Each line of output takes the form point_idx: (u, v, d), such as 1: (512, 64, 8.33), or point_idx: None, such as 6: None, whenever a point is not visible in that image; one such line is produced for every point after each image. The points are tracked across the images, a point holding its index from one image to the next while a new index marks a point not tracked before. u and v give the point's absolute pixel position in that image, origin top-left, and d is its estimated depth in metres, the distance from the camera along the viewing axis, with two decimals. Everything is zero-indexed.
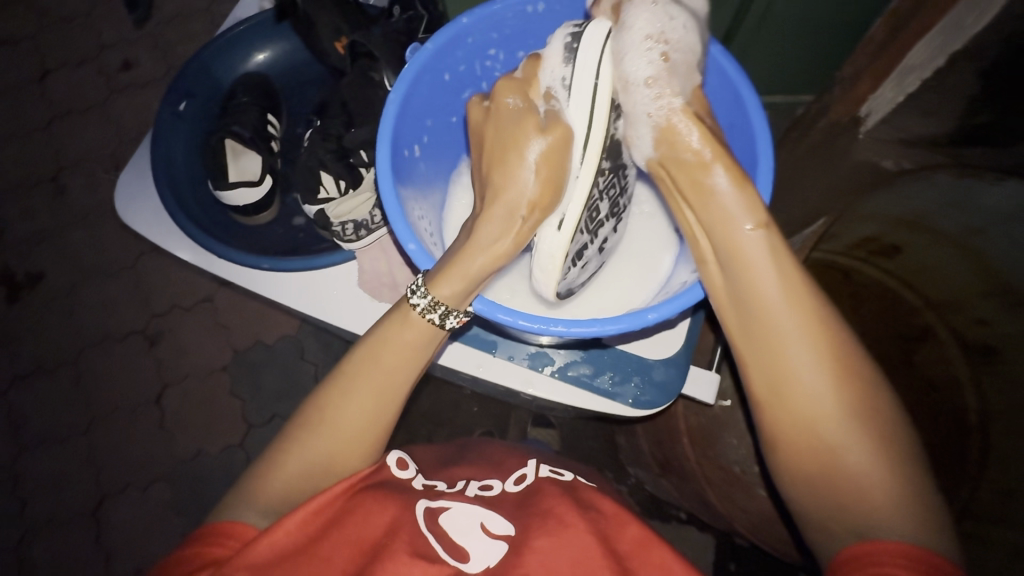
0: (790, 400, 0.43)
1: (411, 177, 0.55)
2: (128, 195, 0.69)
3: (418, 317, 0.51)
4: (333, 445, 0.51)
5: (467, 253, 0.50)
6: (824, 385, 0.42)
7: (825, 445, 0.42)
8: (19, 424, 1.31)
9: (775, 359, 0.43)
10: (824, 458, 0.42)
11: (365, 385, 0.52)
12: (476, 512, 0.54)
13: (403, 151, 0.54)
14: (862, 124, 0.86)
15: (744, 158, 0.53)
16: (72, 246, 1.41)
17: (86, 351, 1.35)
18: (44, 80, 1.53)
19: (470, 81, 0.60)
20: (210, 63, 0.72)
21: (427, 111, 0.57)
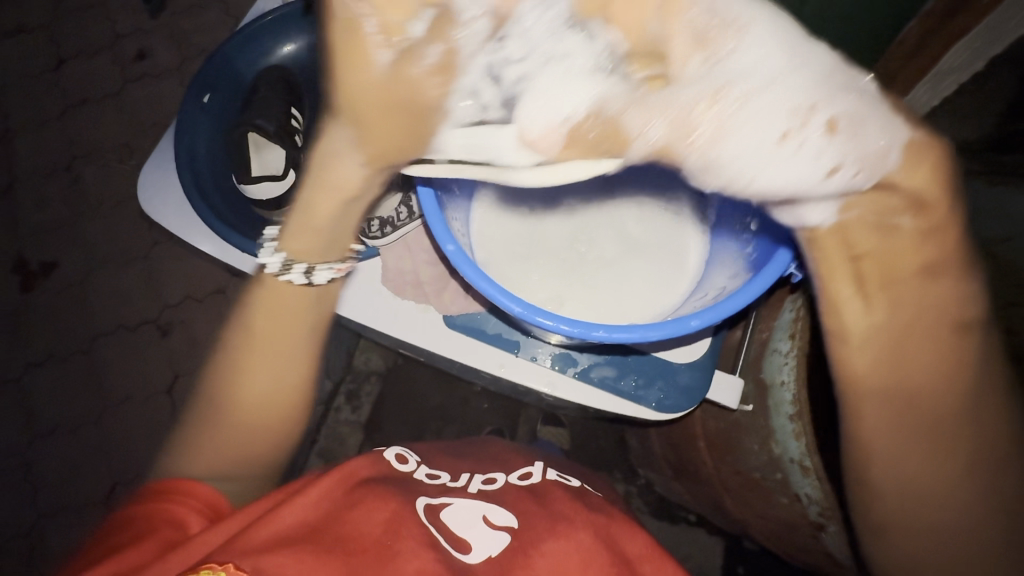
0: (917, 433, 0.57)
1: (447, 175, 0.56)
2: (151, 187, 0.69)
3: (284, 283, 0.60)
4: (250, 399, 0.62)
5: (312, 196, 0.54)
6: (940, 425, 0.57)
7: (926, 475, 0.57)
8: (32, 411, 1.32)
9: (909, 406, 0.58)
10: (924, 485, 0.57)
11: (261, 345, 0.62)
12: (479, 506, 0.55)
13: None
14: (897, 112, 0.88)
15: None
16: (86, 235, 1.41)
17: (99, 340, 1.36)
18: (60, 68, 1.53)
19: None
20: (233, 55, 0.71)
21: None
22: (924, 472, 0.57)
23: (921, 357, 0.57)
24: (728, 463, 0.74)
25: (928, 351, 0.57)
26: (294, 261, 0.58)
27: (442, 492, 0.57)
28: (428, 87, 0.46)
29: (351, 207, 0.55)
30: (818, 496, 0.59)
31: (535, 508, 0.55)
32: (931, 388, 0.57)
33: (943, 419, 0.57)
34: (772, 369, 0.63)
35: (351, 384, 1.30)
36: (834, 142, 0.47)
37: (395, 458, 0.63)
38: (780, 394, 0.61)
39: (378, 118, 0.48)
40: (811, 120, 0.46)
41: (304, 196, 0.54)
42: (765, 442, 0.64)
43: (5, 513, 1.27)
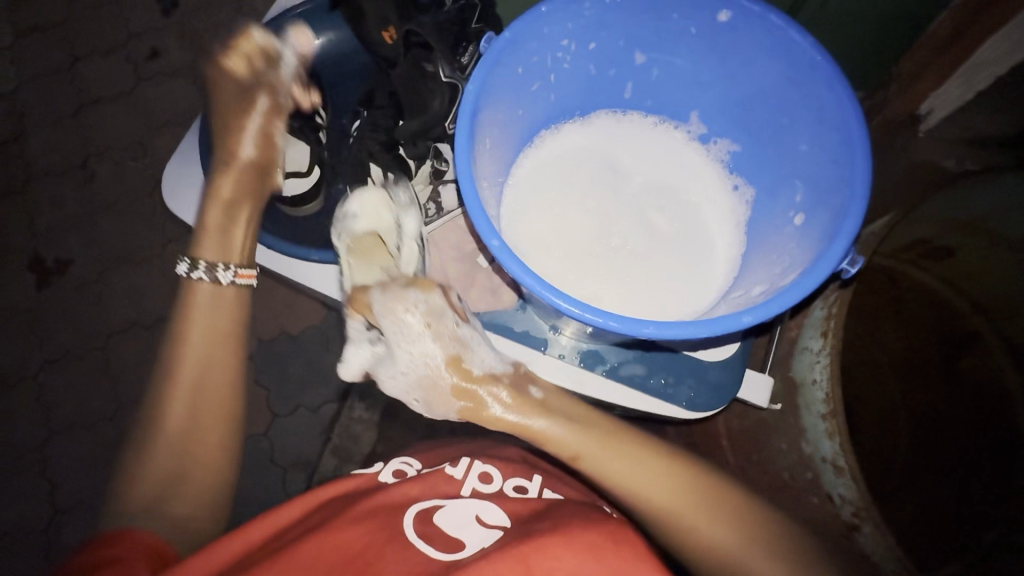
0: (674, 515, 0.52)
1: (488, 170, 0.46)
2: (174, 182, 0.68)
3: (199, 283, 0.63)
4: (175, 438, 0.59)
5: (212, 208, 0.63)
6: (655, 506, 0.53)
7: (719, 534, 0.51)
8: (50, 407, 1.33)
9: (625, 489, 0.53)
10: (707, 549, 0.51)
11: (183, 373, 0.60)
12: (473, 505, 0.55)
13: (480, 148, 0.45)
14: (921, 122, 0.78)
15: (829, 163, 0.43)
16: (101, 232, 1.42)
17: (115, 337, 1.36)
18: (74, 66, 1.54)
19: (537, 73, 0.48)
20: None
21: (500, 105, 0.46)
22: (704, 542, 0.51)
23: (632, 465, 0.54)
24: (753, 462, 0.73)
25: (621, 455, 0.54)
26: (198, 260, 0.62)
27: (437, 488, 0.56)
28: (262, 125, 0.66)
29: (248, 204, 0.64)
30: (853, 496, 0.58)
31: (525, 516, 0.53)
32: (656, 480, 0.53)
33: (687, 491, 0.53)
34: (801, 368, 0.62)
35: (364, 382, 1.30)
36: (535, 433, 0.55)
37: (391, 474, 0.62)
38: (812, 393, 0.60)
39: (235, 117, 0.66)
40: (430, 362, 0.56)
41: (206, 220, 0.63)
42: (794, 440, 0.63)
43: (21, 508, 1.28)
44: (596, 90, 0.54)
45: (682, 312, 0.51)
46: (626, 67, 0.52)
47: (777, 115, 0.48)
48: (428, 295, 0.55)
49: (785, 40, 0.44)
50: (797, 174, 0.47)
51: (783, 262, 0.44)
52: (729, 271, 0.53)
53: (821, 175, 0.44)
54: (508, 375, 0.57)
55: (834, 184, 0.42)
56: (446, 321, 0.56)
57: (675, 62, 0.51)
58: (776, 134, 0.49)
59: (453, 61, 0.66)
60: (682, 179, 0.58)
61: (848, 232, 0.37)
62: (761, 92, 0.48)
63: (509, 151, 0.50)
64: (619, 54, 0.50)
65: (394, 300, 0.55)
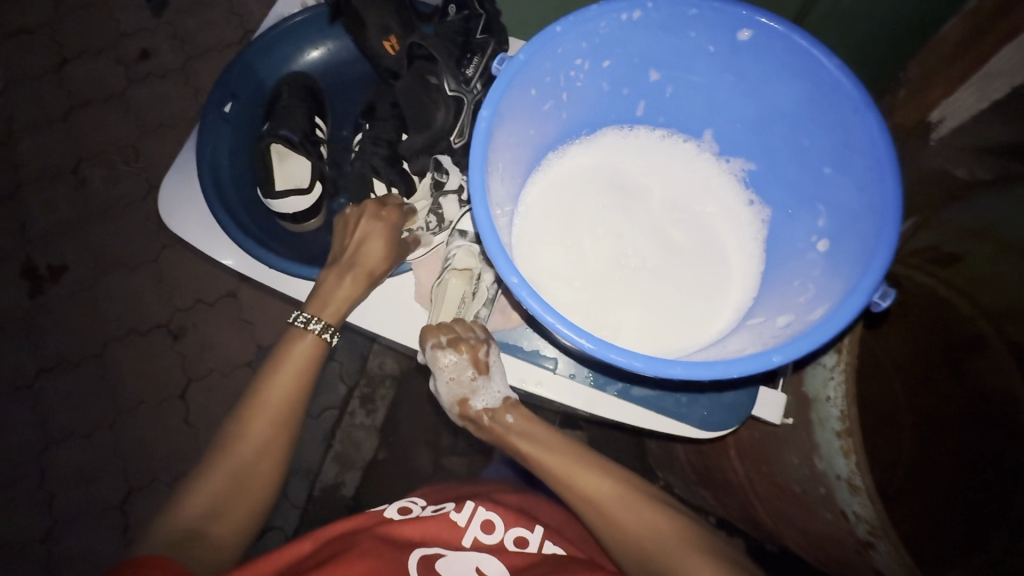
0: (604, 508, 0.55)
1: (501, 195, 0.46)
2: (173, 198, 0.66)
3: (307, 333, 0.60)
4: (236, 468, 0.57)
5: (337, 277, 0.59)
6: (592, 498, 0.56)
7: (646, 531, 0.54)
8: (46, 416, 1.31)
9: (567, 482, 0.57)
10: (632, 543, 0.54)
11: (269, 411, 0.58)
12: (473, 555, 0.58)
13: (494, 173, 0.44)
14: (933, 130, 0.78)
15: (855, 189, 0.43)
16: (95, 238, 1.39)
17: (111, 344, 1.34)
18: (63, 68, 1.51)
19: (550, 92, 0.47)
20: (253, 62, 0.69)
21: (513, 127, 0.45)
22: (634, 538, 0.54)
23: (578, 465, 0.57)
24: (763, 473, 0.73)
25: (567, 453, 0.58)
26: (320, 320, 0.59)
27: (439, 535, 0.60)
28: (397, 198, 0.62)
29: (363, 271, 0.59)
30: (869, 515, 0.57)
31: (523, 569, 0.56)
32: (598, 476, 0.57)
33: (622, 492, 0.56)
34: (815, 384, 0.61)
35: (365, 389, 1.28)
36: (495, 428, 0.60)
37: (396, 509, 0.65)
38: (826, 409, 0.59)
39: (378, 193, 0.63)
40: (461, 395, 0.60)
41: (325, 281, 0.60)
42: (807, 456, 0.63)
43: (20, 520, 1.26)
44: (607, 108, 0.54)
45: (702, 335, 0.51)
46: (641, 84, 0.51)
47: (798, 135, 0.48)
48: (460, 356, 0.56)
49: (807, 59, 0.42)
50: (820, 197, 0.47)
51: (808, 290, 0.44)
52: (746, 289, 0.53)
53: (846, 200, 0.44)
54: (499, 407, 0.60)
55: (862, 211, 0.42)
56: (465, 374, 0.57)
57: (691, 79, 0.50)
58: (798, 154, 0.49)
59: (458, 72, 0.62)
60: (697, 194, 0.57)
61: (881, 263, 0.38)
62: (778, 112, 0.48)
63: (519, 170, 0.50)
64: (632, 72, 0.50)
65: (438, 351, 0.56)
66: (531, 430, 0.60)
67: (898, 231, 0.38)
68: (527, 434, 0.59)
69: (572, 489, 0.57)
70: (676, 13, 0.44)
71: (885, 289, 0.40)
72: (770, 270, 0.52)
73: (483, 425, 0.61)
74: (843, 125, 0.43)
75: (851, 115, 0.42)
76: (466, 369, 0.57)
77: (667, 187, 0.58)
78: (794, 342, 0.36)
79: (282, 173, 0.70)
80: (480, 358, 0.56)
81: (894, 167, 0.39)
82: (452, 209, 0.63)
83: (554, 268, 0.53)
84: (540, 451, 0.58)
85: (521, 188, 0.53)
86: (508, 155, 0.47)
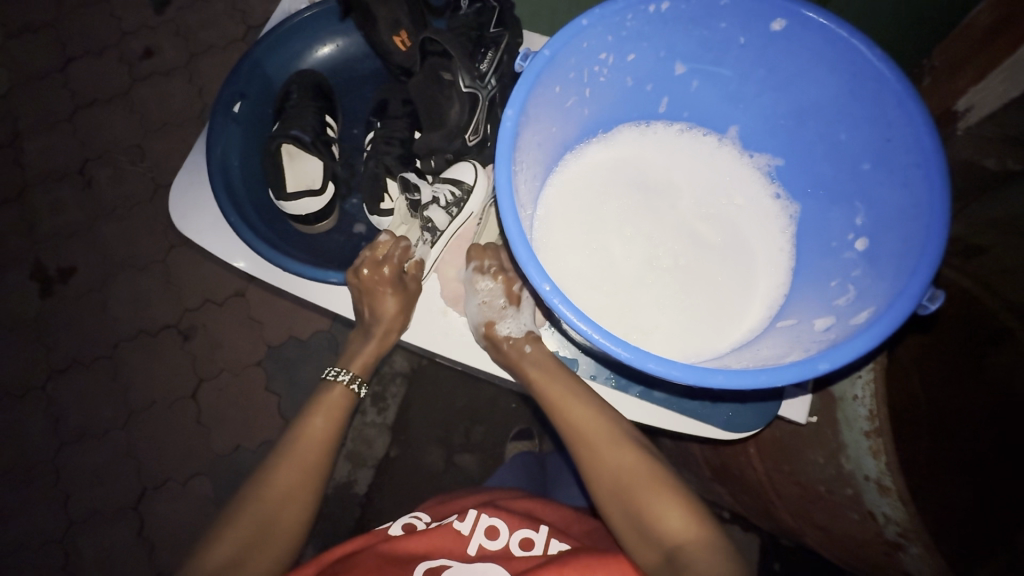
0: (590, 442, 0.56)
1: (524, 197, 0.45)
2: (183, 200, 0.65)
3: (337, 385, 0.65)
4: (263, 512, 0.58)
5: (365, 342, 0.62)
6: (580, 430, 0.56)
7: (623, 463, 0.56)
8: (58, 418, 1.31)
9: (557, 412, 0.56)
10: (609, 471, 0.56)
11: (296, 456, 0.61)
12: (477, 566, 0.57)
13: (518, 175, 0.43)
14: (959, 118, 0.76)
15: (895, 187, 0.42)
16: (102, 239, 1.39)
17: (121, 345, 1.34)
18: (66, 68, 1.50)
19: (573, 88, 0.46)
20: (263, 60, 0.67)
21: (536, 126, 0.44)
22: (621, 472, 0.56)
23: (576, 399, 0.56)
24: (784, 472, 0.72)
25: (558, 381, 0.56)
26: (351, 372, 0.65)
27: (443, 545, 0.59)
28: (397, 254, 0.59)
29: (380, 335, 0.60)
30: (900, 517, 0.56)
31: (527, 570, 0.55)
32: (587, 411, 0.56)
33: (608, 422, 0.56)
34: (844, 384, 0.60)
35: (376, 387, 1.27)
36: (508, 349, 0.57)
37: (399, 526, 0.63)
38: (853, 409, 0.58)
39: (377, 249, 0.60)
40: (483, 313, 0.58)
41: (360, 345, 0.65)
42: (833, 456, 0.61)
43: (36, 521, 1.27)
44: (631, 104, 0.52)
45: (733, 335, 0.51)
46: (666, 79, 0.50)
47: (833, 129, 0.46)
48: (499, 281, 0.59)
49: (845, 50, 0.41)
50: (856, 194, 0.46)
51: (848, 291, 0.43)
52: (776, 286, 0.53)
53: (883, 197, 0.43)
54: (522, 337, 0.58)
55: (906, 211, 0.41)
56: (497, 299, 0.58)
57: (717, 72, 0.49)
58: (832, 149, 0.47)
59: (472, 67, 0.61)
60: (723, 189, 0.56)
61: (929, 265, 0.37)
62: (812, 105, 0.47)
63: (541, 170, 0.49)
64: (657, 67, 0.48)
65: (481, 268, 0.59)
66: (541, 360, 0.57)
67: (944, 230, 0.37)
68: (543, 365, 0.57)
69: (560, 417, 0.56)
70: (708, 3, 0.42)
71: (933, 292, 0.39)
72: (802, 267, 0.51)
73: (499, 350, 0.57)
74: (883, 119, 0.41)
75: (892, 109, 0.41)
76: (504, 293, 0.59)
77: (689, 184, 0.57)
78: (838, 350, 0.36)
79: (293, 173, 0.68)
80: (514, 289, 0.59)
81: (940, 164, 0.38)
82: (445, 219, 0.61)
83: (579, 268, 0.52)
84: (542, 377, 0.56)
85: (541, 188, 0.52)
86: (531, 155, 0.46)
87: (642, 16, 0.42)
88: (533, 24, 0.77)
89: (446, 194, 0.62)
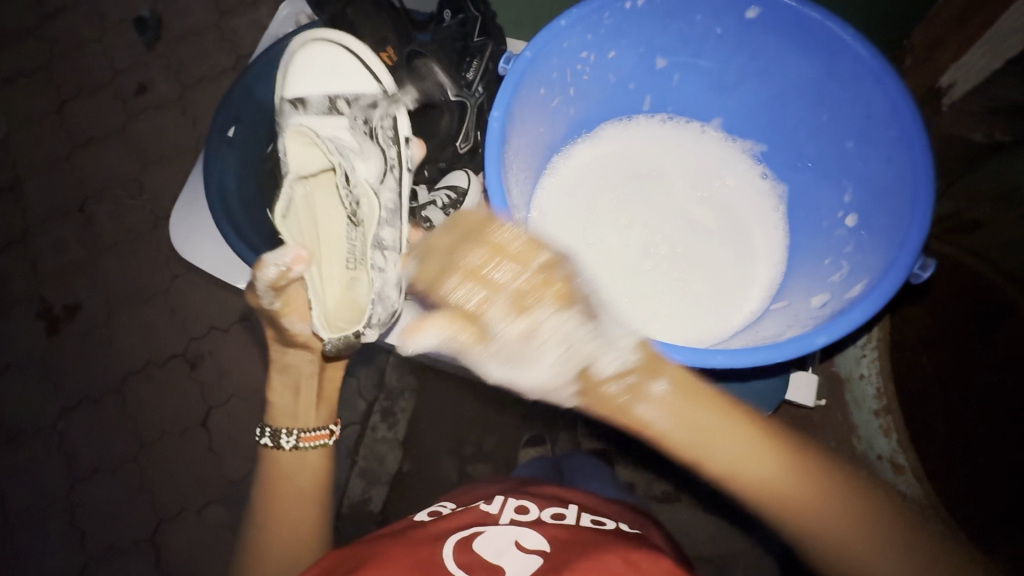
0: (778, 492, 0.48)
1: (515, 197, 0.46)
2: (184, 227, 0.67)
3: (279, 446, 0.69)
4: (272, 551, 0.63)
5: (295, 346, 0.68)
6: (778, 499, 0.48)
7: (826, 509, 0.48)
8: (71, 455, 1.32)
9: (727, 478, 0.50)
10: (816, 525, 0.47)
11: (283, 498, 0.66)
12: (510, 532, 0.57)
13: (508, 174, 0.44)
14: (944, 95, 0.73)
15: (880, 162, 0.43)
16: (106, 274, 1.40)
17: (130, 378, 1.35)
18: (63, 108, 1.52)
19: (556, 89, 0.47)
20: (253, 85, 0.70)
21: (523, 127, 0.45)
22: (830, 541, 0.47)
23: (738, 439, 0.49)
24: None
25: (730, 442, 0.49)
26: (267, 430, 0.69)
27: (475, 519, 0.60)
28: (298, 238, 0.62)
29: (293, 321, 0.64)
30: None
31: (560, 535, 0.56)
32: (758, 454, 0.49)
33: (809, 479, 0.49)
34: None
35: (384, 403, 1.27)
36: (632, 402, 0.50)
37: (426, 514, 0.65)
38: None
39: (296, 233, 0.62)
40: (565, 366, 0.51)
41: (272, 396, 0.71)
42: None
43: (53, 559, 1.26)
44: (616, 102, 0.54)
45: (734, 318, 0.51)
46: (646, 76, 0.52)
47: (817, 112, 0.47)
48: (555, 317, 0.50)
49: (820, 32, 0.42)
50: (841, 172, 0.47)
51: (842, 267, 0.44)
52: (774, 267, 0.53)
53: (871, 173, 0.44)
54: (639, 367, 0.50)
55: (891, 184, 0.42)
56: (573, 342, 0.50)
57: (697, 64, 0.50)
58: (818, 130, 0.48)
59: (458, 76, 0.64)
60: (715, 172, 0.57)
61: (919, 235, 0.38)
62: (794, 88, 0.47)
63: (531, 170, 0.50)
64: (639, 64, 0.50)
65: (516, 323, 0.50)
66: (682, 399, 0.50)
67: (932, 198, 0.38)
68: (681, 407, 0.50)
69: (740, 474, 0.49)
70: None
71: (925, 261, 0.41)
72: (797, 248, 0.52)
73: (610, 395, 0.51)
74: (866, 95, 0.42)
75: (869, 86, 0.42)
76: (565, 325, 0.50)
77: (678, 170, 0.57)
78: (837, 323, 0.37)
79: None
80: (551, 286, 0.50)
81: (921, 135, 0.39)
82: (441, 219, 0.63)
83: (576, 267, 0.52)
84: (714, 431, 0.50)
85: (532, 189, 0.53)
86: (520, 156, 0.47)
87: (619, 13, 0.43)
88: (515, 32, 0.79)
89: (442, 197, 0.65)
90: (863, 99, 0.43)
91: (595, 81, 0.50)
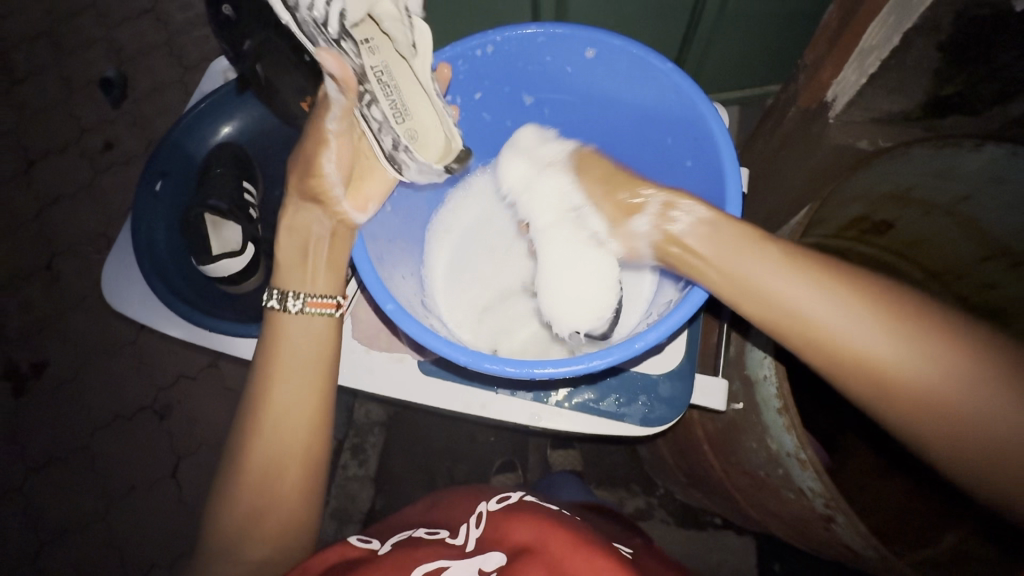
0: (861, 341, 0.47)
1: (390, 259, 0.62)
2: (113, 278, 0.68)
3: (289, 314, 0.55)
4: (264, 460, 0.53)
5: (286, 238, 0.58)
6: (866, 345, 0.47)
7: (923, 363, 0.45)
8: (38, 517, 1.30)
9: (844, 365, 0.48)
10: (906, 373, 0.46)
11: (273, 396, 0.53)
12: (475, 560, 0.51)
13: (371, 229, 0.60)
14: (829, 109, 0.84)
15: (708, 174, 0.58)
16: (74, 330, 1.41)
17: (99, 433, 1.34)
18: (29, 170, 1.55)
19: (467, 109, 0.67)
20: (182, 140, 0.73)
21: (389, 207, 0.65)
22: (942, 405, 0.45)
23: (831, 294, 0.49)
24: (733, 463, 0.72)
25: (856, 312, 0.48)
26: (275, 289, 0.56)
27: (439, 551, 0.52)
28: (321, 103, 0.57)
29: (314, 242, 0.58)
30: (821, 488, 0.57)
31: (519, 542, 0.51)
32: (851, 315, 0.48)
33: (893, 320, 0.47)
34: (754, 365, 0.64)
35: (354, 439, 1.27)
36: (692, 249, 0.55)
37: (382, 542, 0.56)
38: (766, 389, 0.61)
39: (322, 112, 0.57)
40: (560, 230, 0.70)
41: (283, 255, 0.58)
42: (761, 439, 0.63)
43: None
44: (501, 137, 0.75)
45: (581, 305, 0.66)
46: (523, 109, 0.70)
47: (662, 136, 0.64)
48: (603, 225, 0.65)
49: (639, 60, 0.58)
50: (677, 178, 0.65)
51: None
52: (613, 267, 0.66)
53: (702, 181, 0.60)
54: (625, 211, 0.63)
55: (708, 184, 0.58)
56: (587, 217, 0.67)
57: (559, 99, 0.68)
58: (666, 152, 0.65)
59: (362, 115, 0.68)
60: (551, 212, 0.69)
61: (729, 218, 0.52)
62: (642, 118, 0.65)
63: (409, 241, 0.69)
64: (511, 97, 0.67)
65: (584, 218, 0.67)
66: (738, 249, 0.53)
67: (737, 188, 0.53)
68: (715, 236, 0.53)
69: (819, 313, 0.49)
70: (532, 44, 0.60)
71: None
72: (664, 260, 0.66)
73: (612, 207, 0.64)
74: (694, 119, 0.58)
75: (687, 113, 0.58)
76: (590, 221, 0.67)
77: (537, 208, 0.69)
78: (650, 331, 0.48)
79: (219, 242, 0.73)
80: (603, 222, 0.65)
81: (724, 139, 0.54)
82: None
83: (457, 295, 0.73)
84: (794, 294, 0.50)
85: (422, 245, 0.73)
86: (396, 218, 0.66)
87: (499, 48, 0.59)
88: None
89: None
90: (690, 120, 0.58)
91: (494, 113, 0.70)
